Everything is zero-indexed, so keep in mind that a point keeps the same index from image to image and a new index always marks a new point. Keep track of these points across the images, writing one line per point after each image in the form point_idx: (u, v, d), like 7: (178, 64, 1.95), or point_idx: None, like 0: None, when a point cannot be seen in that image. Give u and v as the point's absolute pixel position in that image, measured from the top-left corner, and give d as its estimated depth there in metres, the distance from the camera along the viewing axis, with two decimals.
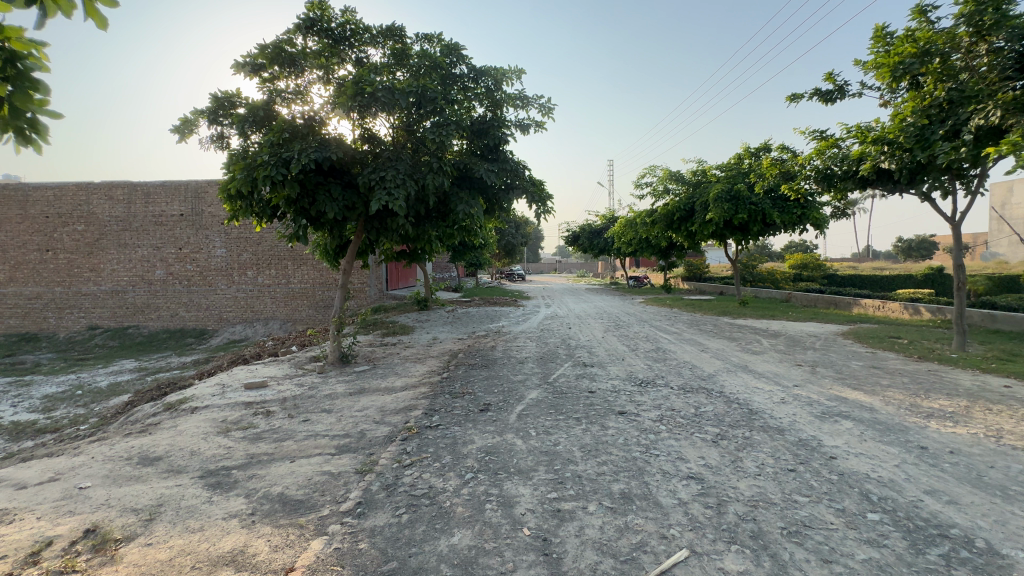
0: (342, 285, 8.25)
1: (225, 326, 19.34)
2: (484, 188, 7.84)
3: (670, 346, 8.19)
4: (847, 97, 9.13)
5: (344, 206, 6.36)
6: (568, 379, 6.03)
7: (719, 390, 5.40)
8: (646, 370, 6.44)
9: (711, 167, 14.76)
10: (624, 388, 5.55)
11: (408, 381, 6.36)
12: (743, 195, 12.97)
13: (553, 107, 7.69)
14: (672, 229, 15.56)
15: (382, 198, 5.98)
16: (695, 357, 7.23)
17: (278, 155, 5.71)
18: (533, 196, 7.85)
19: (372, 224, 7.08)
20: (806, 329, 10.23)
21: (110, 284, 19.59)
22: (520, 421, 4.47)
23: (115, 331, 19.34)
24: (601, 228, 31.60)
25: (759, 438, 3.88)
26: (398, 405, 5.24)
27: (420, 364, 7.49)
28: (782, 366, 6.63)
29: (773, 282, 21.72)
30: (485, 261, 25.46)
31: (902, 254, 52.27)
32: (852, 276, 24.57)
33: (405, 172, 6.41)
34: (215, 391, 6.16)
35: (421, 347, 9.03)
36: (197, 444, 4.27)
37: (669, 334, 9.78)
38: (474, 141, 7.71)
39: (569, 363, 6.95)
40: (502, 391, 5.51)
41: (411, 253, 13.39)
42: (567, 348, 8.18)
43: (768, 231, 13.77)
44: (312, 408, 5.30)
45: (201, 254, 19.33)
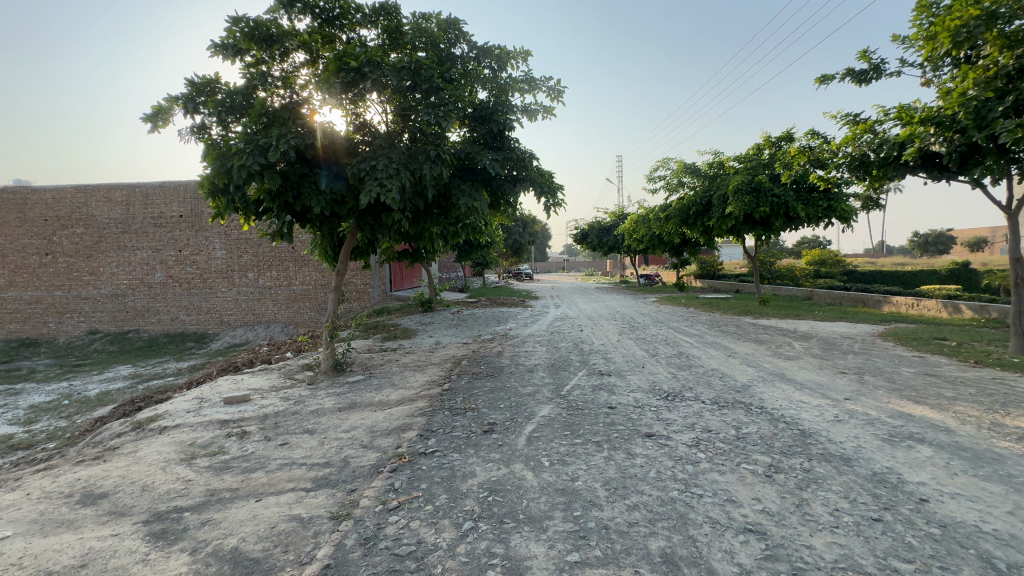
0: (336, 288, 7.58)
1: (227, 330, 18.90)
2: (488, 180, 7.20)
3: (694, 350, 7.47)
4: (884, 76, 8.36)
5: (331, 199, 5.71)
6: (583, 391, 5.34)
7: (759, 404, 4.68)
8: (670, 379, 5.75)
9: (729, 159, 13.99)
10: (648, 403, 4.84)
11: (404, 394, 5.72)
12: (765, 187, 12.18)
13: (563, 90, 7.00)
14: (688, 225, 14.82)
15: (373, 189, 5.33)
16: (723, 364, 6.51)
17: (255, 142, 5.08)
18: (542, 188, 7.15)
19: (365, 220, 6.41)
20: (839, 331, 9.44)
21: (110, 287, 19.20)
22: (530, 446, 3.80)
23: (115, 335, 18.96)
24: (610, 225, 30.77)
25: (823, 471, 3.18)
26: (391, 424, 4.60)
27: (419, 373, 6.85)
28: (825, 374, 5.88)
29: (792, 279, 20.84)
30: (492, 261, 24.83)
31: (918, 249, 50.74)
32: (874, 273, 23.56)
33: (399, 161, 5.76)
34: (191, 406, 5.55)
35: (422, 353, 8.39)
36: (152, 477, 3.65)
37: (690, 336, 9.05)
38: (477, 129, 7.05)
39: (584, 371, 6.27)
40: (509, 407, 4.84)
41: (414, 253, 12.77)
42: (580, 353, 7.49)
43: (792, 225, 12.96)
44: (293, 428, 4.67)
45: (201, 256, 18.89)
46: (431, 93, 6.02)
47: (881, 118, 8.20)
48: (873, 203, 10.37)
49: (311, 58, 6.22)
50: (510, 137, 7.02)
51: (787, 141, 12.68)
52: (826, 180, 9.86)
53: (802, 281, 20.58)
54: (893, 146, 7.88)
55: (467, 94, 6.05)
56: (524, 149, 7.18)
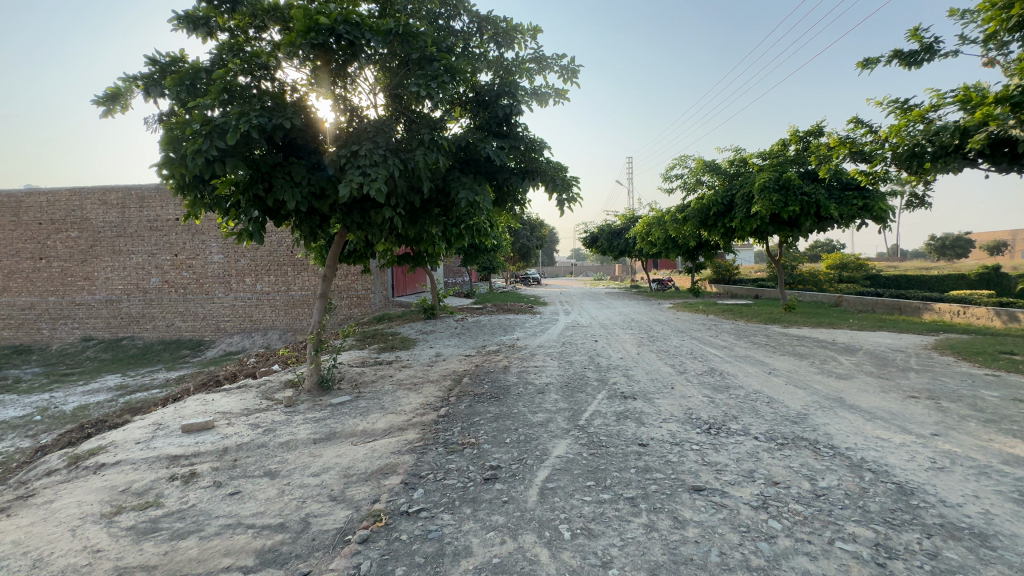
0: (322, 295, 6.72)
1: (224, 337, 18.21)
2: (492, 173, 6.36)
3: (728, 367, 6.56)
4: (938, 58, 7.42)
5: (308, 192, 4.85)
6: (605, 422, 4.42)
7: (828, 443, 3.74)
8: (707, 405, 4.86)
9: (751, 155, 13.09)
10: (688, 438, 3.92)
11: (393, 422, 4.84)
12: (794, 184, 11.29)
13: (578, 69, 6.15)
14: (707, 226, 13.89)
15: (354, 179, 4.47)
16: (766, 384, 5.60)
17: (211, 123, 4.18)
18: (555, 180, 6.25)
19: (351, 217, 5.57)
20: (884, 342, 8.45)
21: (105, 293, 18.61)
22: (544, 505, 2.92)
23: (109, 342, 18.35)
24: (621, 228, 29.76)
25: (958, 558, 2.27)
26: (371, 465, 3.74)
27: (414, 393, 5.97)
28: (892, 399, 4.92)
29: (814, 283, 19.77)
30: (499, 265, 24.03)
31: (935, 252, 49.09)
32: (899, 277, 22.38)
33: (386, 144, 4.91)
34: (143, 435, 4.72)
35: (420, 368, 7.53)
36: (52, 546, 2.80)
37: (718, 348, 8.13)
38: (479, 114, 6.20)
39: (604, 393, 5.39)
40: (517, 444, 3.96)
41: (415, 256, 11.97)
42: (596, 370, 6.59)
43: (822, 225, 12.00)
44: (251, 469, 3.81)
45: (197, 261, 18.24)
46: (423, 65, 5.12)
47: (939, 102, 7.25)
48: (918, 201, 9.39)
49: (279, 29, 5.19)
50: (517, 123, 6.15)
51: (817, 136, 11.75)
52: (867, 173, 8.90)
53: (825, 287, 19.51)
54: (956, 133, 6.92)
55: (467, 67, 5.18)
56: (533, 138, 6.31)
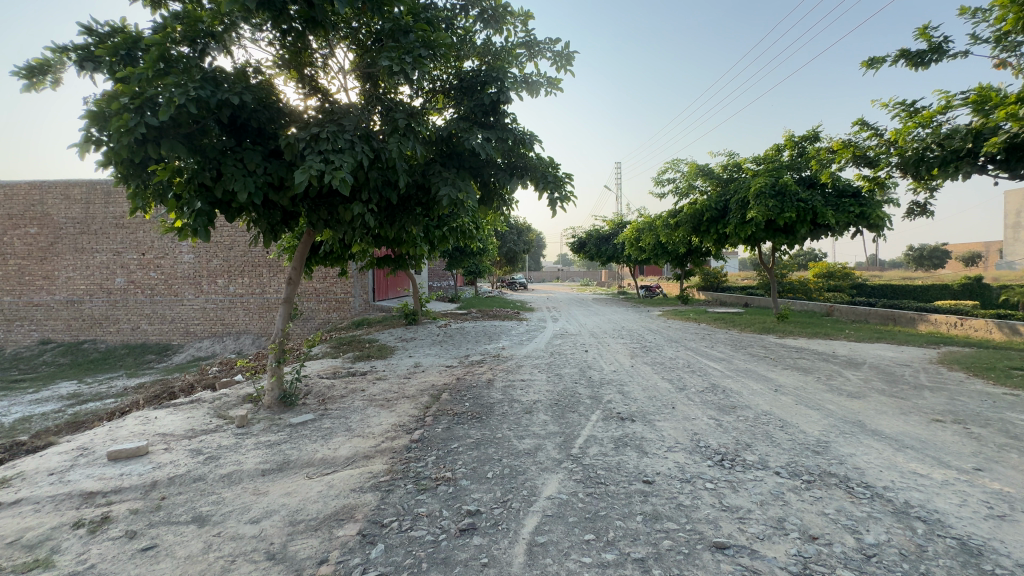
0: (286, 299, 6.02)
1: (193, 342, 17.24)
2: (476, 168, 5.79)
3: (731, 383, 6.06)
4: (947, 58, 7.09)
5: (264, 182, 4.22)
6: (602, 451, 3.84)
7: (861, 480, 3.23)
8: (715, 429, 4.33)
9: (745, 159, 12.77)
10: (699, 474, 3.37)
11: (358, 448, 4.20)
12: (790, 190, 10.99)
13: (573, 56, 5.63)
14: (699, 232, 13.50)
15: (312, 166, 3.85)
16: (775, 404, 5.10)
17: (142, 96, 3.48)
18: (546, 177, 5.67)
19: (317, 213, 4.98)
20: (887, 356, 8.06)
21: (65, 293, 17.50)
22: (534, 571, 2.33)
23: (69, 346, 17.24)
24: (609, 234, 29.40)
25: None
26: (325, 508, 3.11)
27: (386, 412, 5.33)
28: (914, 423, 4.45)
29: (804, 292, 19.58)
30: (485, 269, 23.47)
31: (914, 263, 49.91)
32: (884, 287, 22.39)
33: (354, 128, 4.34)
34: (61, 463, 4.01)
35: (396, 381, 6.88)
36: None
37: (716, 361, 7.64)
38: (463, 101, 5.64)
39: (599, 413, 4.84)
40: (501, 480, 3.37)
41: (397, 259, 11.36)
42: (588, 385, 6.02)
43: (817, 233, 11.69)
44: (178, 512, 3.14)
45: (166, 260, 17.28)
46: (396, 36, 4.53)
47: (950, 103, 6.87)
48: (919, 209, 9.09)
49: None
50: (505, 112, 5.58)
51: (813, 141, 11.48)
52: (870, 179, 8.52)
53: (814, 296, 19.31)
54: (968, 136, 6.59)
55: (449, 40, 4.60)
56: (524, 130, 5.73)
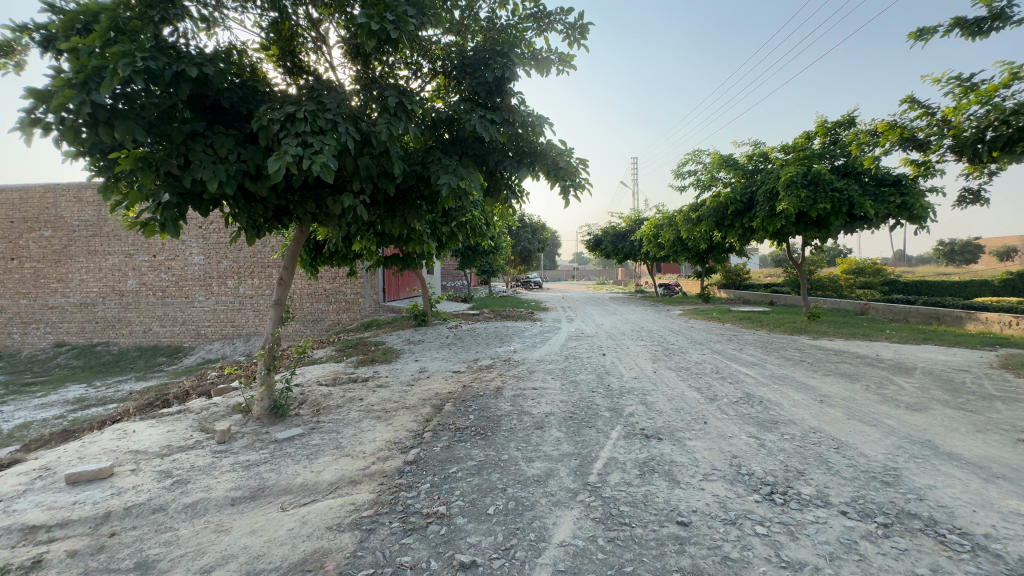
0: (277, 300, 5.52)
1: (204, 344, 17.10)
2: (481, 155, 5.21)
3: (768, 392, 5.41)
4: (1011, 25, 6.32)
5: (239, 170, 3.73)
6: (625, 480, 3.24)
7: (954, 525, 2.58)
8: (757, 450, 3.70)
9: (771, 148, 12.00)
10: (747, 513, 2.76)
11: (344, 472, 3.68)
12: (824, 179, 10.24)
13: (587, 28, 5.04)
14: (723, 227, 12.78)
15: (287, 150, 3.25)
16: (824, 418, 4.45)
17: (85, 68, 2.99)
18: (558, 164, 5.00)
19: (305, 206, 4.51)
20: (940, 360, 7.26)
21: (79, 296, 17.51)
22: None
23: (82, 348, 17.23)
24: (626, 231, 28.57)
25: None
26: (292, 552, 2.59)
27: (382, 425, 4.82)
28: (998, 445, 3.75)
29: (834, 290, 18.59)
30: (499, 268, 22.95)
31: (943, 258, 47.69)
32: (918, 284, 21.21)
33: (338, 106, 3.78)
34: (15, 487, 3.59)
35: (398, 388, 6.37)
36: None
37: (748, 366, 6.97)
38: (465, 80, 5.08)
39: (622, 430, 4.25)
40: (504, 519, 2.79)
41: (405, 257, 10.90)
42: (607, 395, 5.43)
43: (852, 226, 10.88)
44: (122, 556, 2.66)
45: (176, 262, 17.14)
46: None
47: (1017, 74, 6.08)
48: (973, 196, 8.23)
49: None
50: (511, 91, 4.98)
51: (847, 127, 10.68)
52: (917, 163, 7.70)
53: (845, 294, 18.28)
54: None
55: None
56: (532, 112, 5.13)
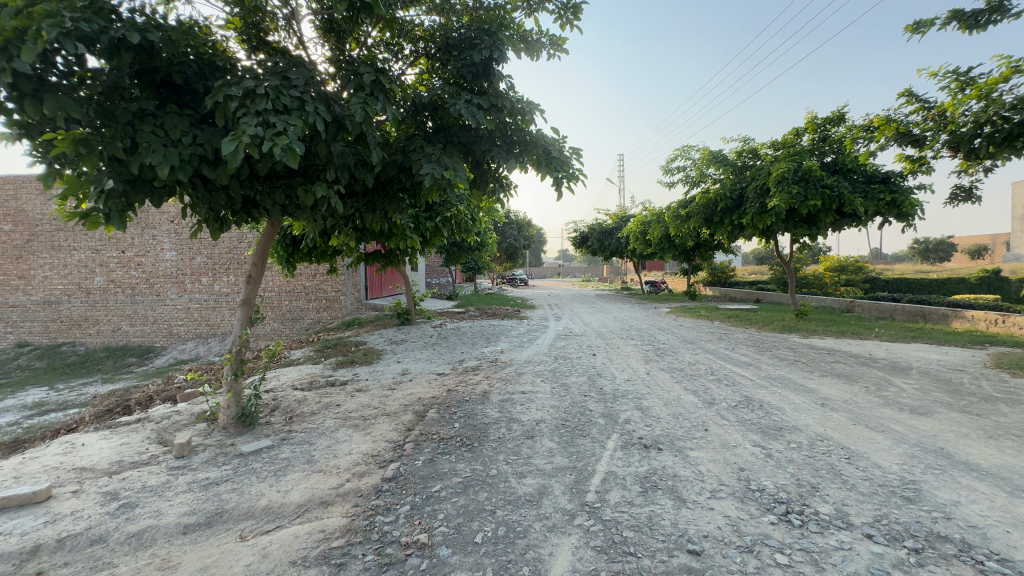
0: (246, 299, 5.07)
1: (177, 343, 16.41)
2: (467, 144, 4.85)
3: (767, 395, 5.18)
4: (1009, 18, 6.19)
5: (194, 155, 3.31)
6: (625, 499, 2.94)
7: (991, 549, 2.34)
8: (765, 462, 3.44)
9: (761, 144, 11.86)
10: (765, 539, 2.48)
11: (314, 491, 3.31)
12: (814, 176, 10.13)
13: (580, 8, 4.72)
14: (712, 224, 12.62)
15: (244, 130, 2.86)
16: (829, 425, 4.22)
17: (2, 31, 2.55)
18: (549, 154, 4.66)
19: (273, 197, 4.10)
20: (933, 360, 7.14)
21: (42, 294, 16.62)
22: None
23: (46, 349, 16.37)
24: (613, 228, 28.41)
25: None
26: None
27: (359, 435, 4.46)
28: (1013, 453, 3.55)
29: (819, 288, 18.63)
30: (485, 264, 22.58)
31: (918, 256, 48.70)
32: (899, 280, 21.43)
33: (306, 84, 3.40)
34: None
35: (378, 393, 5.99)
36: None
37: (743, 366, 6.76)
38: (449, 62, 4.72)
39: (618, 439, 3.96)
40: (493, 550, 2.47)
41: (387, 253, 10.48)
42: (600, 399, 5.13)
43: (841, 223, 10.80)
44: None
45: (147, 258, 16.37)
46: None
47: (1015, 69, 5.96)
48: (964, 194, 8.16)
49: None
50: (499, 74, 4.63)
51: (837, 123, 10.59)
52: (912, 160, 7.58)
53: (830, 291, 18.36)
54: None
55: None
56: (521, 98, 4.77)
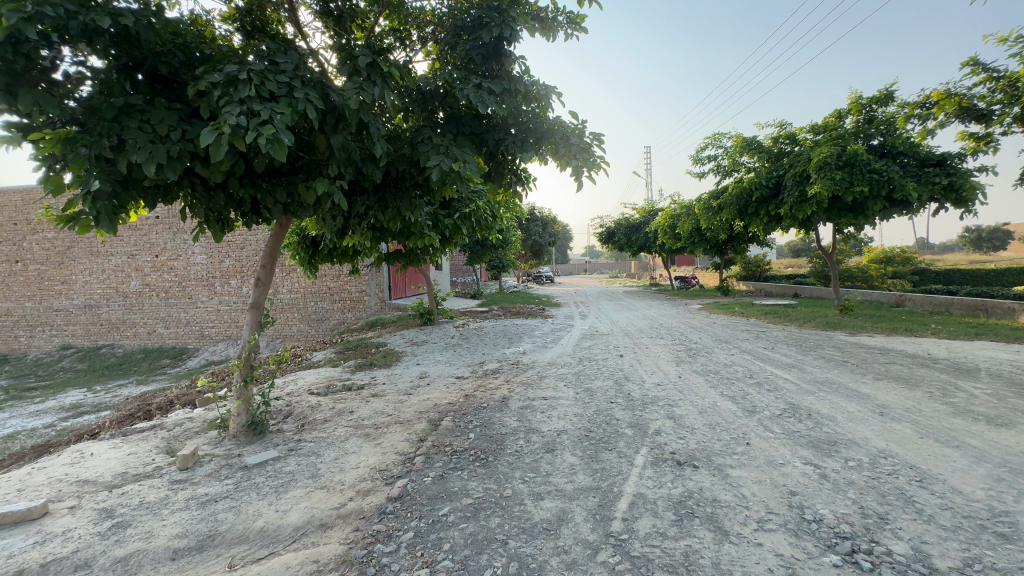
0: (254, 302, 4.87)
1: (208, 345, 16.77)
2: (480, 134, 4.51)
3: (816, 403, 4.66)
4: None
5: (183, 152, 3.11)
6: (658, 530, 2.56)
7: None
8: (821, 486, 2.97)
9: (799, 129, 11.11)
10: None
11: (315, 511, 3.06)
12: (860, 160, 9.39)
13: None
14: (746, 215, 11.93)
15: (226, 120, 2.62)
16: (893, 438, 3.71)
17: None
18: (568, 140, 4.27)
19: (274, 195, 3.87)
20: (1004, 360, 6.41)
21: (83, 298, 17.25)
22: None
23: (87, 351, 16.99)
24: (640, 222, 27.61)
25: None
26: None
27: (370, 446, 4.21)
28: None
29: (863, 281, 17.51)
30: (510, 262, 22.27)
31: (969, 245, 45.58)
32: (952, 272, 19.98)
33: (296, 69, 3.14)
34: None
35: (394, 398, 5.76)
36: None
37: (786, 369, 6.21)
38: (458, 45, 4.40)
39: (650, 454, 3.56)
40: None
41: (407, 253, 10.28)
42: (627, 407, 4.73)
43: (892, 210, 9.97)
44: None
45: (179, 262, 16.75)
46: None
47: None
48: None
49: None
50: (511, 55, 4.28)
51: (884, 103, 9.81)
52: (976, 138, 6.83)
53: (876, 284, 17.22)
54: None
55: None
56: (537, 81, 4.42)
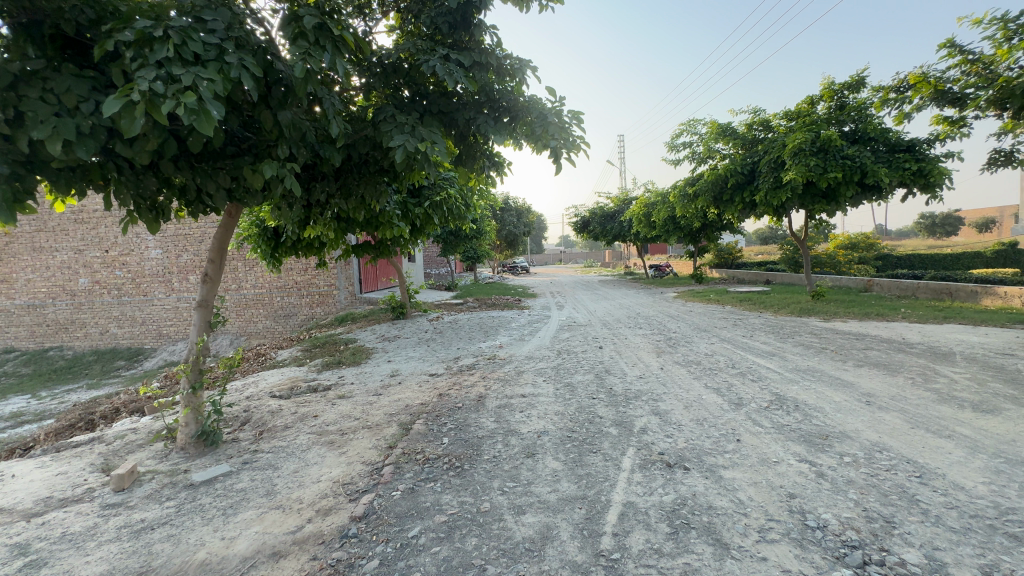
0: (201, 299, 4.39)
1: (167, 344, 15.88)
2: (448, 113, 4.12)
3: (803, 394, 4.52)
4: None
5: (96, 127, 2.65)
6: (652, 546, 2.31)
7: None
8: (821, 486, 2.78)
9: (773, 115, 11.07)
10: None
11: (267, 536, 2.71)
12: (833, 146, 9.40)
13: None
14: (721, 203, 11.90)
15: (138, 85, 2.19)
16: (886, 429, 3.57)
17: None
18: (544, 120, 3.93)
19: (215, 179, 3.43)
20: (976, 343, 6.46)
21: (26, 297, 16.06)
22: None
23: (33, 354, 15.87)
24: (615, 212, 27.57)
25: None
26: None
27: (333, 455, 3.85)
28: None
29: (832, 267, 17.86)
30: (485, 253, 21.87)
31: (925, 232, 47.45)
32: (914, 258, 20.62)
33: (228, 30, 2.71)
34: None
35: (363, 400, 5.38)
36: None
37: (768, 357, 6.10)
38: (422, 12, 4.00)
39: (639, 456, 3.32)
40: None
41: (376, 244, 9.78)
42: (610, 403, 4.49)
43: (862, 197, 10.06)
44: None
45: (131, 257, 15.71)
46: None
47: None
48: (1003, 157, 7.41)
49: None
50: (480, 25, 3.91)
51: (855, 89, 9.82)
52: (949, 122, 6.84)
53: (843, 270, 17.59)
54: None
55: None
56: (510, 55, 4.07)
